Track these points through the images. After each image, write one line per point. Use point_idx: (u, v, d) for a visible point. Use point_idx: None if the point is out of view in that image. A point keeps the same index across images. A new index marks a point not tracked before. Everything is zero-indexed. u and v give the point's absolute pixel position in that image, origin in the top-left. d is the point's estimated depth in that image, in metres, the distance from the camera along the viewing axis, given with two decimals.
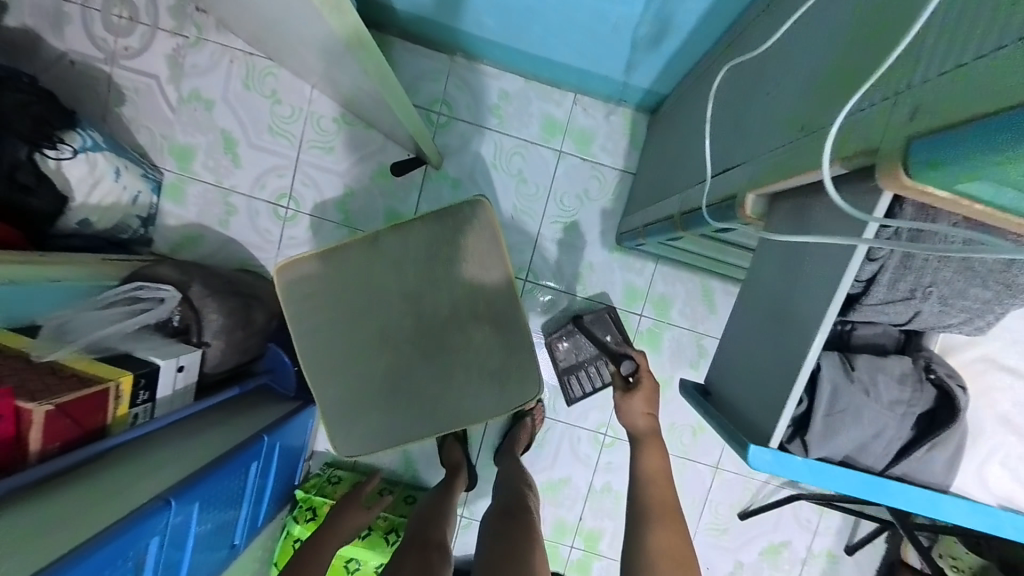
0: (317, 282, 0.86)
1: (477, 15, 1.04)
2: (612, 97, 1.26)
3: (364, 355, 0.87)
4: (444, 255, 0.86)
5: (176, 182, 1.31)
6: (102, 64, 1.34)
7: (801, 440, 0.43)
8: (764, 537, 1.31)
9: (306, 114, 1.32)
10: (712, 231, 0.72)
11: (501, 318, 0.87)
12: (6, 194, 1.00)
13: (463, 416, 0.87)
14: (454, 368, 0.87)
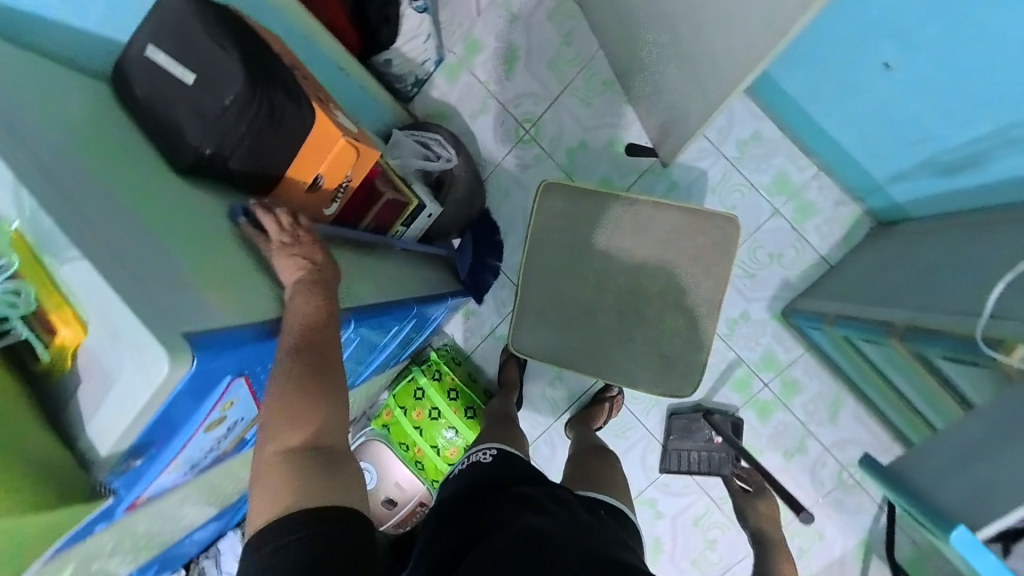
0: (571, 213, 1.02)
1: (793, 67, 1.11)
2: (852, 190, 1.30)
3: (573, 284, 1.02)
4: (681, 245, 0.99)
5: (455, 65, 1.50)
6: None
7: (1003, 545, 0.53)
8: None
9: (585, 65, 1.45)
10: (940, 356, 0.79)
11: (697, 320, 0.99)
12: (369, 17, 1.20)
13: (623, 375, 1.01)
14: (636, 335, 1.00)
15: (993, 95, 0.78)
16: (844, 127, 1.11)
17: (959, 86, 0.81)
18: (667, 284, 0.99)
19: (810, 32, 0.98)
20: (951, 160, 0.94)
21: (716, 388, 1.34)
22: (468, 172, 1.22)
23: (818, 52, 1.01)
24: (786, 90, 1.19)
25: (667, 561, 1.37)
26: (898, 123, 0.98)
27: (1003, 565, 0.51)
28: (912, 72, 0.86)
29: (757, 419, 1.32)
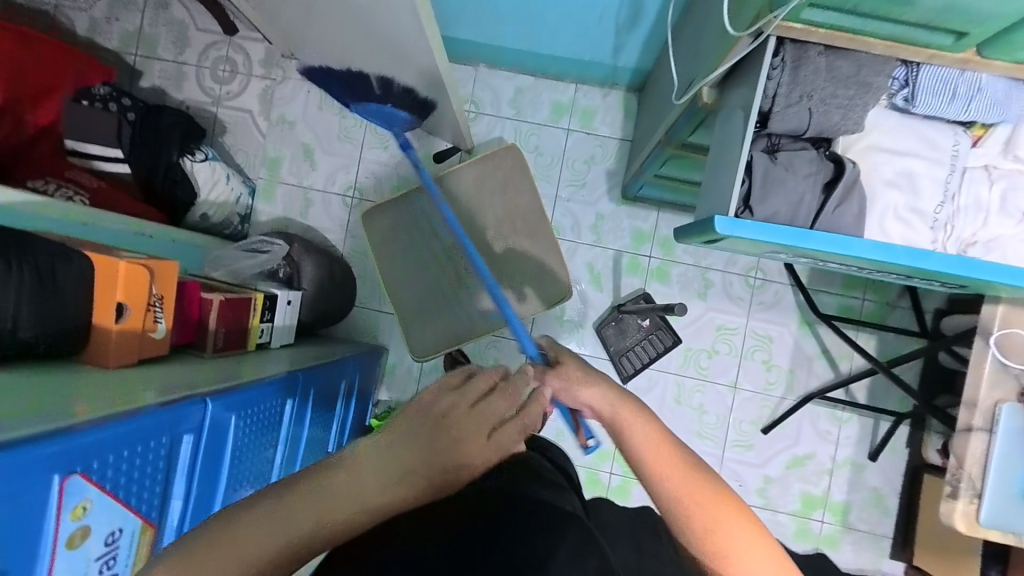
0: (393, 223, 1.16)
1: (495, 23, 1.36)
2: (606, 81, 1.56)
3: (430, 265, 1.15)
4: (491, 190, 1.14)
5: (267, 186, 1.66)
6: (209, 106, 1.75)
7: (749, 209, 0.64)
8: (788, 450, 1.54)
9: (366, 123, 1.66)
10: (687, 135, 0.97)
11: (536, 233, 1.13)
12: (160, 189, 1.32)
13: (516, 311, 1.14)
14: (500, 276, 1.14)
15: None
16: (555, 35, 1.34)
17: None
18: (498, 221, 1.14)
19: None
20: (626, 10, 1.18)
21: (620, 284, 1.57)
22: (306, 250, 1.28)
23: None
24: (508, 44, 1.45)
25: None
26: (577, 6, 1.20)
27: (755, 222, 0.62)
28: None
29: (664, 286, 1.56)
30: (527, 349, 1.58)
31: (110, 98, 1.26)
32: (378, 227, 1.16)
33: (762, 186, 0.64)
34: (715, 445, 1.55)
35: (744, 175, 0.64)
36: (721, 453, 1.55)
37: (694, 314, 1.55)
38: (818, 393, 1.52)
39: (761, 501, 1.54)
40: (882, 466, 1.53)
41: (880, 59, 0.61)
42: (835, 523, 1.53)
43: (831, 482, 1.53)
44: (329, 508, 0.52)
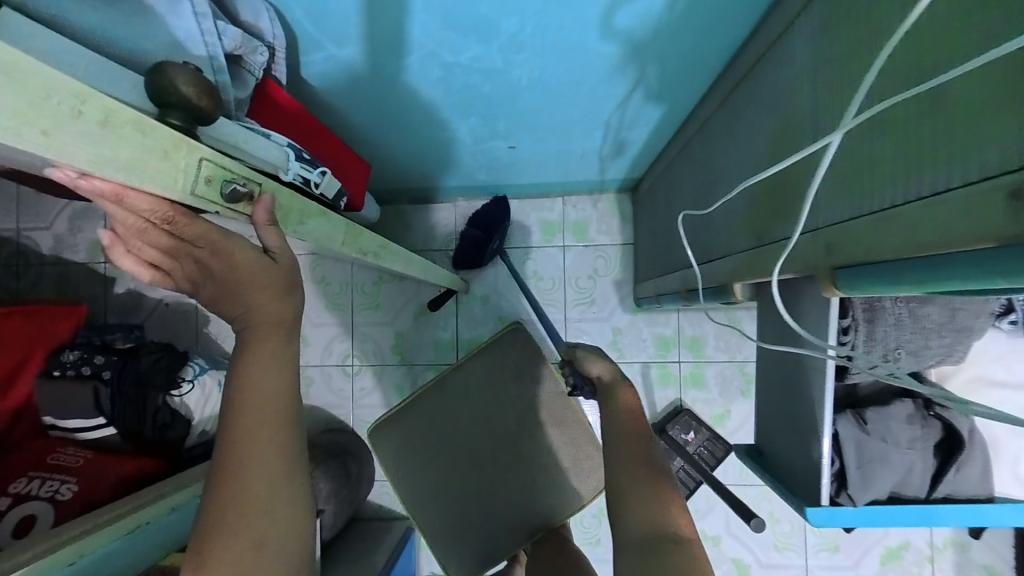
0: (405, 437, 1.03)
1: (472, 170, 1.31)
2: (594, 189, 1.48)
3: (454, 475, 1.01)
4: (507, 379, 1.03)
5: None
6: (189, 298, 1.69)
7: (846, 493, 0.53)
8: (880, 542, 1.36)
9: (350, 285, 1.58)
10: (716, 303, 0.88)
11: (563, 419, 1.01)
12: (151, 436, 1.23)
13: (560, 510, 1.00)
14: (536, 471, 1.01)
15: (573, 119, 0.98)
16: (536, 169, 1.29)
17: (554, 130, 1.03)
18: (519, 413, 1.02)
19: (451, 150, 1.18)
20: (610, 147, 1.13)
21: (654, 399, 1.44)
22: (315, 464, 1.23)
23: (467, 157, 1.22)
24: (489, 180, 1.39)
25: (760, 572, 1.38)
26: (555, 154, 1.19)
27: (859, 509, 0.52)
28: (523, 138, 1.09)
29: (701, 393, 1.43)
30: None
31: (82, 361, 1.22)
32: (388, 447, 1.04)
33: (862, 461, 0.53)
34: (797, 554, 1.37)
35: (830, 449, 0.54)
36: (807, 561, 1.37)
37: (740, 418, 1.41)
38: None
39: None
40: (987, 539, 1.34)
41: (973, 298, 0.51)
42: None
43: (936, 569, 1.35)
44: (234, 499, 0.47)
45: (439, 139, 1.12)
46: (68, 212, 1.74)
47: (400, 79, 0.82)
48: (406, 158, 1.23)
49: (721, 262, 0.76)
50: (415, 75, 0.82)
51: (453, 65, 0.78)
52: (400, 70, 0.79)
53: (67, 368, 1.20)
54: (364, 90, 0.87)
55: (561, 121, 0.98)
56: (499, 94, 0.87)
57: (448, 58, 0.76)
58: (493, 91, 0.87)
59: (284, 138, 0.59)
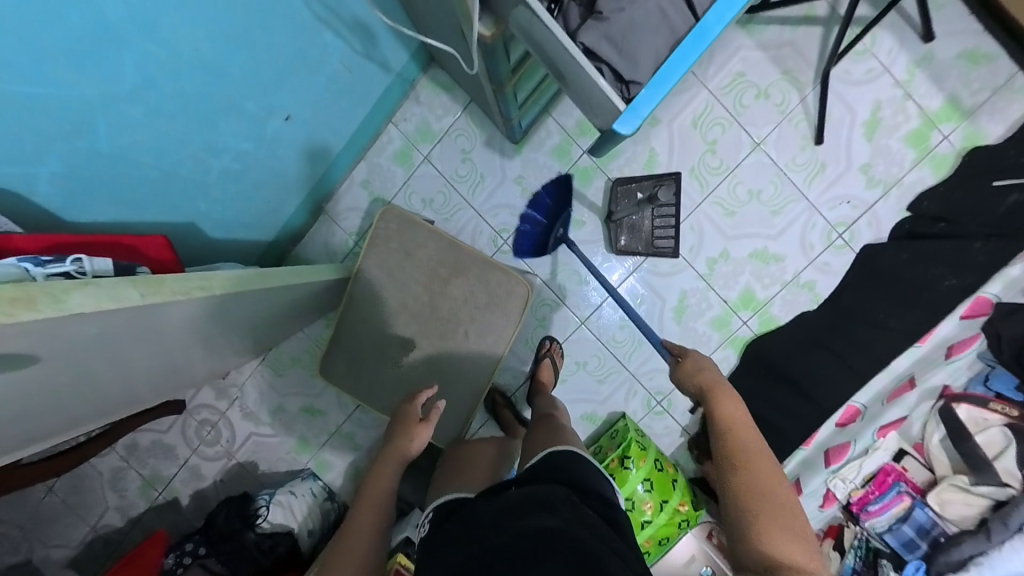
0: (347, 359, 1.14)
1: (300, 172, 1.30)
2: (405, 88, 1.43)
3: (401, 366, 1.13)
4: (393, 264, 1.12)
5: (319, 460, 1.68)
6: (230, 461, 1.78)
7: (631, 84, 0.53)
8: (855, 124, 1.33)
9: (316, 342, 1.63)
10: (510, 59, 0.89)
11: (461, 265, 1.12)
12: (269, 562, 1.34)
13: (497, 344, 1.12)
14: (464, 325, 1.12)
15: (288, 43, 0.93)
16: (340, 118, 1.26)
17: (293, 67, 0.98)
18: (425, 284, 1.12)
19: (265, 166, 1.15)
20: (358, 37, 1.07)
21: (592, 199, 1.43)
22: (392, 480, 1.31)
23: (279, 162, 1.18)
24: (325, 168, 1.39)
25: (778, 245, 1.39)
26: (330, 89, 1.14)
27: (647, 87, 0.51)
28: (288, 99, 1.04)
29: (622, 159, 1.41)
30: (589, 328, 1.50)
31: (179, 555, 1.31)
32: (338, 371, 1.15)
33: (626, 41, 0.52)
34: (795, 201, 1.37)
35: (593, 64, 0.53)
36: (808, 199, 1.36)
37: (666, 147, 1.38)
38: (827, 58, 1.31)
39: (879, 189, 1.34)
40: (940, 35, 1.29)
41: None
42: (960, 124, 1.30)
43: (920, 101, 1.30)
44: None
45: (238, 170, 1.08)
46: (106, 484, 1.85)
47: (124, 142, 0.81)
48: (242, 210, 1.20)
49: (463, 30, 0.73)
50: (131, 128, 0.80)
51: (136, 89, 0.75)
52: (110, 128, 0.77)
53: (175, 569, 1.30)
54: (121, 177, 0.86)
55: (284, 52, 0.94)
56: (206, 77, 0.84)
57: (123, 88, 0.74)
58: (198, 82, 0.83)
59: (9, 257, 0.60)
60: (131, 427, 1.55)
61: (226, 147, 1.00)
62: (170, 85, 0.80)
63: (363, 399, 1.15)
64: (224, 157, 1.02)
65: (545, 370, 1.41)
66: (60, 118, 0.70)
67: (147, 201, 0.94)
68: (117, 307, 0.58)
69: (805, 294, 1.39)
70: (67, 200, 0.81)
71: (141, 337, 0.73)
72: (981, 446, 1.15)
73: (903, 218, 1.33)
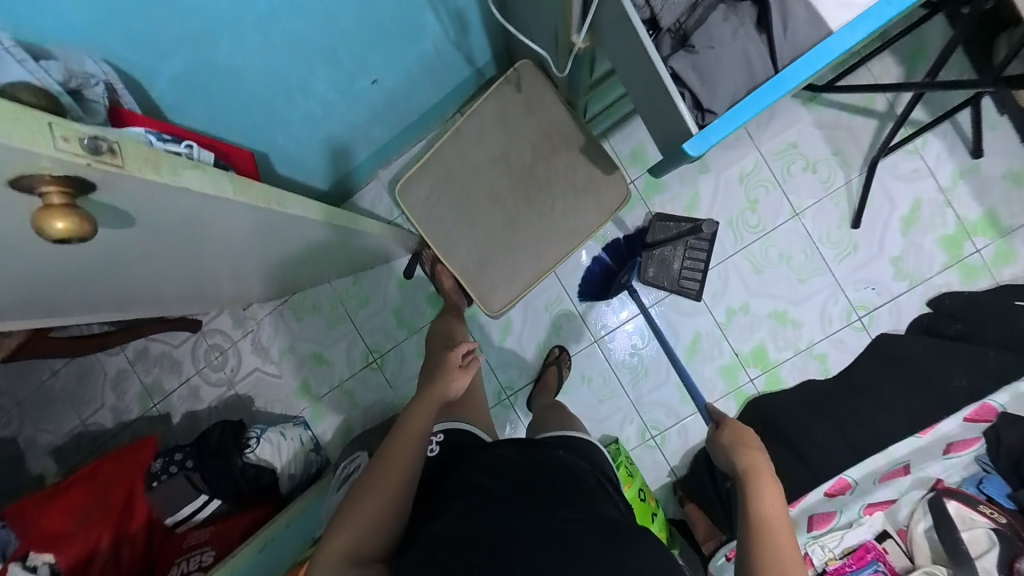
0: (434, 185, 1.19)
1: (369, 134, 1.40)
2: (480, 85, 1.55)
3: (484, 211, 1.19)
4: (511, 120, 1.17)
5: (314, 410, 1.73)
6: (228, 390, 1.85)
7: (707, 112, 0.60)
8: (893, 215, 1.38)
9: (337, 298, 1.69)
10: (589, 75, 0.98)
11: (573, 139, 1.17)
12: (250, 491, 1.40)
13: (581, 224, 1.19)
14: (556, 197, 1.18)
15: (395, 14, 1.03)
16: (418, 95, 1.37)
17: (389, 37, 1.08)
18: (532, 144, 1.17)
19: (342, 119, 1.25)
20: (454, 27, 1.17)
21: (628, 224, 1.50)
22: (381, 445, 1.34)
23: (355, 119, 1.28)
24: (390, 135, 1.49)
25: (799, 310, 1.43)
26: (417, 65, 1.24)
27: (722, 118, 0.58)
28: (379, 63, 1.14)
29: (665, 194, 1.47)
30: (601, 346, 1.54)
31: (167, 462, 1.35)
32: (416, 198, 1.20)
33: (704, 71, 0.59)
34: (822, 273, 1.41)
35: (678, 88, 0.60)
36: (835, 274, 1.41)
37: (710, 193, 1.45)
38: (878, 148, 1.37)
39: (906, 281, 1.38)
40: (990, 152, 1.34)
41: None
42: (995, 240, 1.34)
43: (959, 208, 1.35)
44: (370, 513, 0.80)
45: (317, 117, 1.18)
46: (108, 382, 1.93)
47: (234, 62, 0.91)
48: (309, 154, 1.30)
49: (559, 38, 0.82)
50: (244, 53, 0.90)
51: (259, 18, 0.85)
52: (227, 44, 0.86)
53: (160, 474, 1.33)
54: (224, 92, 0.96)
55: (388, 20, 1.04)
56: (317, 23, 0.94)
57: (249, 14, 0.83)
58: (309, 25, 0.93)
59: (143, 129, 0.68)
60: (149, 330, 1.63)
61: (314, 93, 1.10)
62: (286, 24, 0.89)
63: (427, 233, 1.21)
64: (310, 101, 1.12)
65: (551, 375, 1.50)
66: (194, 28, 0.80)
67: (235, 118, 1.04)
68: (209, 194, 0.63)
69: (816, 364, 1.43)
70: (176, 98, 0.91)
71: (218, 236, 0.81)
72: (965, 540, 1.13)
73: (923, 312, 1.36)
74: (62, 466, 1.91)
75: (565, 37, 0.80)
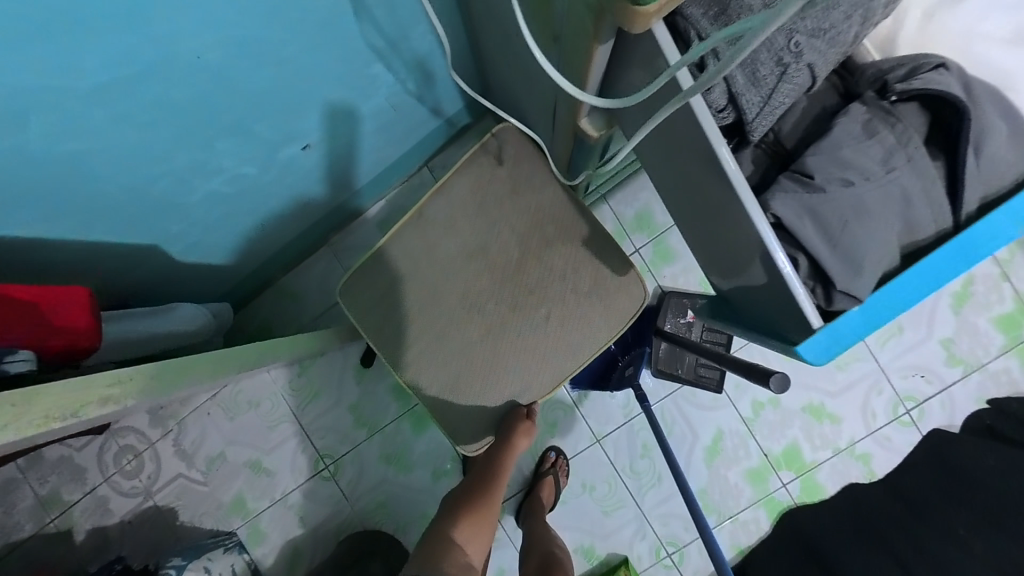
0: (392, 282, 0.93)
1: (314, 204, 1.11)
2: (452, 134, 1.28)
3: (458, 318, 0.93)
4: (494, 209, 0.92)
5: (252, 528, 1.39)
6: (145, 502, 1.49)
7: (831, 289, 0.45)
8: (942, 292, 1.17)
9: (279, 390, 1.37)
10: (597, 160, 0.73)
11: (573, 232, 0.92)
12: None
13: (582, 339, 0.93)
14: (550, 307, 0.92)
15: (328, 66, 0.74)
16: (373, 154, 1.09)
17: (323, 95, 0.80)
18: (522, 238, 0.93)
19: (270, 194, 0.95)
20: (414, 76, 0.90)
21: None
22: None
23: (288, 191, 0.99)
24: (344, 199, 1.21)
25: (836, 403, 1.20)
26: (367, 124, 0.96)
27: (861, 310, 0.45)
28: (314, 125, 0.85)
29: (675, 267, 1.24)
30: (604, 447, 1.28)
31: None
32: (369, 296, 0.93)
33: (842, 223, 0.44)
34: (863, 360, 1.19)
35: (788, 250, 0.46)
36: (877, 360, 1.19)
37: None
38: None
39: (959, 368, 1.17)
40: None
41: None
42: None
43: (1016, 283, 1.16)
44: None
45: (232, 197, 0.88)
46: None
47: (71, 151, 0.58)
48: (231, 237, 0.99)
49: (559, 118, 0.58)
50: (88, 136, 0.58)
51: (102, 90, 0.53)
52: (50, 131, 0.53)
53: None
54: (61, 192, 0.62)
55: (320, 72, 0.74)
56: (208, 83, 0.63)
57: (81, 86, 0.51)
58: (195, 87, 0.62)
59: None
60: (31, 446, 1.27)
61: (219, 170, 0.79)
62: (153, 93, 0.58)
63: (386, 351, 0.93)
64: (214, 180, 0.81)
65: (547, 489, 1.22)
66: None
67: (99, 218, 0.71)
68: None
69: (859, 466, 1.19)
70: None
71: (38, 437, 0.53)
72: None
73: (980, 406, 1.16)
74: None
75: (571, 122, 0.56)
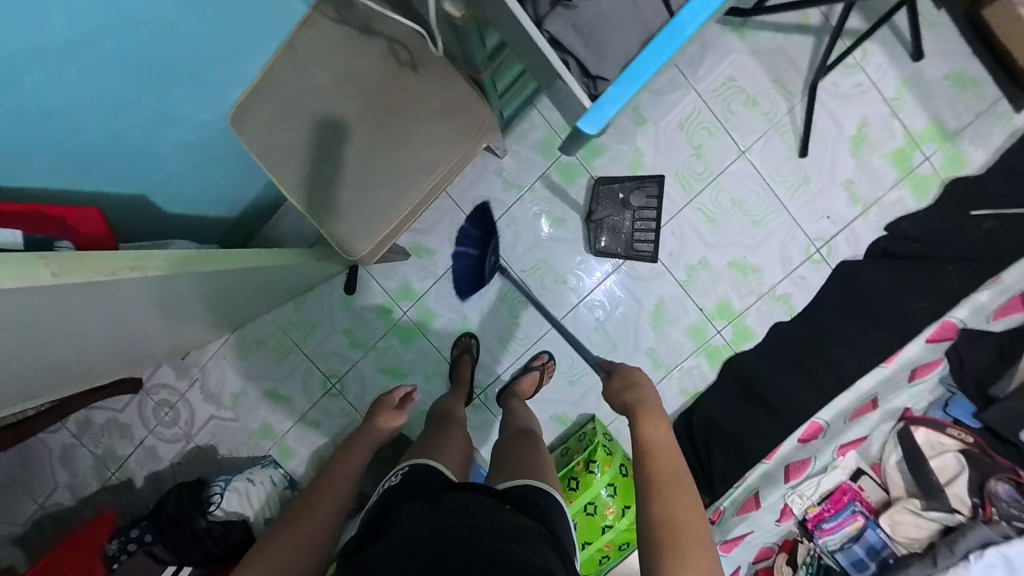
0: (267, 114, 0.98)
1: None
2: None
3: (331, 142, 1.00)
4: (354, 34, 0.97)
5: (282, 447, 1.63)
6: (188, 444, 1.72)
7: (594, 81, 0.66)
8: (840, 138, 1.33)
9: (280, 327, 1.57)
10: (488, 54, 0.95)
11: (425, 57, 0.99)
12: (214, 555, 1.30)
13: (441, 152, 1.01)
14: (411, 125, 1.00)
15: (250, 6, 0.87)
16: None
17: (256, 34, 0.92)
18: (378, 63, 0.99)
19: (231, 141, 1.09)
20: None
21: (572, 197, 1.41)
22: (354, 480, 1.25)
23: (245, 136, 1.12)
24: None
25: (758, 257, 1.38)
26: None
27: (613, 86, 0.63)
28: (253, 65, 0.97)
29: (605, 158, 1.38)
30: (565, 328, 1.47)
31: (124, 541, 1.28)
32: (247, 127, 0.98)
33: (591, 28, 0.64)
34: (777, 214, 1.36)
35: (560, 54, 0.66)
36: (790, 212, 1.36)
37: (651, 149, 1.37)
38: (816, 69, 1.31)
39: (859, 206, 1.34)
40: (931, 53, 1.29)
41: None
42: (942, 147, 1.31)
43: (904, 119, 1.31)
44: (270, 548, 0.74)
45: (199, 142, 1.01)
46: (55, 460, 1.78)
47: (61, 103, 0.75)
48: (208, 185, 1.14)
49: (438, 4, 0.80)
50: (64, 86, 0.73)
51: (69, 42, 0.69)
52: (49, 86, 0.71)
53: (118, 555, 1.27)
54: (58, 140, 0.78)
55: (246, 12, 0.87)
56: (151, 31, 0.76)
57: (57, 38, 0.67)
58: (144, 36, 0.76)
59: None
60: (82, 403, 1.48)
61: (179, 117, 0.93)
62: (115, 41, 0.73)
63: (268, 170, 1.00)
64: (180, 127, 0.95)
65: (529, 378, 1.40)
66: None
67: (92, 165, 0.87)
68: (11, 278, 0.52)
69: (781, 307, 1.39)
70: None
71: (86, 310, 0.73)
72: (936, 471, 1.24)
73: (878, 236, 1.33)
74: (30, 556, 1.77)
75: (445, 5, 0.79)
